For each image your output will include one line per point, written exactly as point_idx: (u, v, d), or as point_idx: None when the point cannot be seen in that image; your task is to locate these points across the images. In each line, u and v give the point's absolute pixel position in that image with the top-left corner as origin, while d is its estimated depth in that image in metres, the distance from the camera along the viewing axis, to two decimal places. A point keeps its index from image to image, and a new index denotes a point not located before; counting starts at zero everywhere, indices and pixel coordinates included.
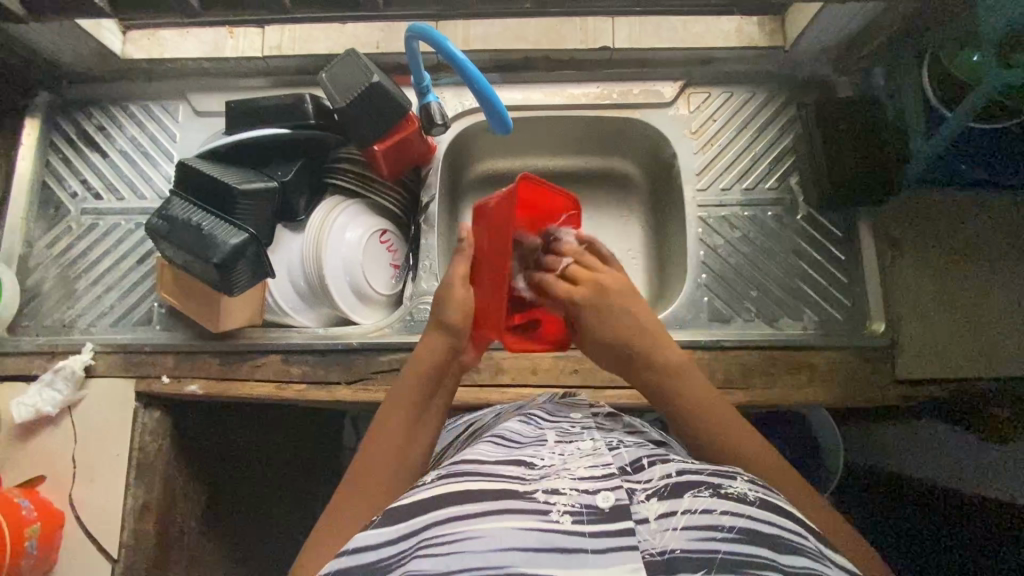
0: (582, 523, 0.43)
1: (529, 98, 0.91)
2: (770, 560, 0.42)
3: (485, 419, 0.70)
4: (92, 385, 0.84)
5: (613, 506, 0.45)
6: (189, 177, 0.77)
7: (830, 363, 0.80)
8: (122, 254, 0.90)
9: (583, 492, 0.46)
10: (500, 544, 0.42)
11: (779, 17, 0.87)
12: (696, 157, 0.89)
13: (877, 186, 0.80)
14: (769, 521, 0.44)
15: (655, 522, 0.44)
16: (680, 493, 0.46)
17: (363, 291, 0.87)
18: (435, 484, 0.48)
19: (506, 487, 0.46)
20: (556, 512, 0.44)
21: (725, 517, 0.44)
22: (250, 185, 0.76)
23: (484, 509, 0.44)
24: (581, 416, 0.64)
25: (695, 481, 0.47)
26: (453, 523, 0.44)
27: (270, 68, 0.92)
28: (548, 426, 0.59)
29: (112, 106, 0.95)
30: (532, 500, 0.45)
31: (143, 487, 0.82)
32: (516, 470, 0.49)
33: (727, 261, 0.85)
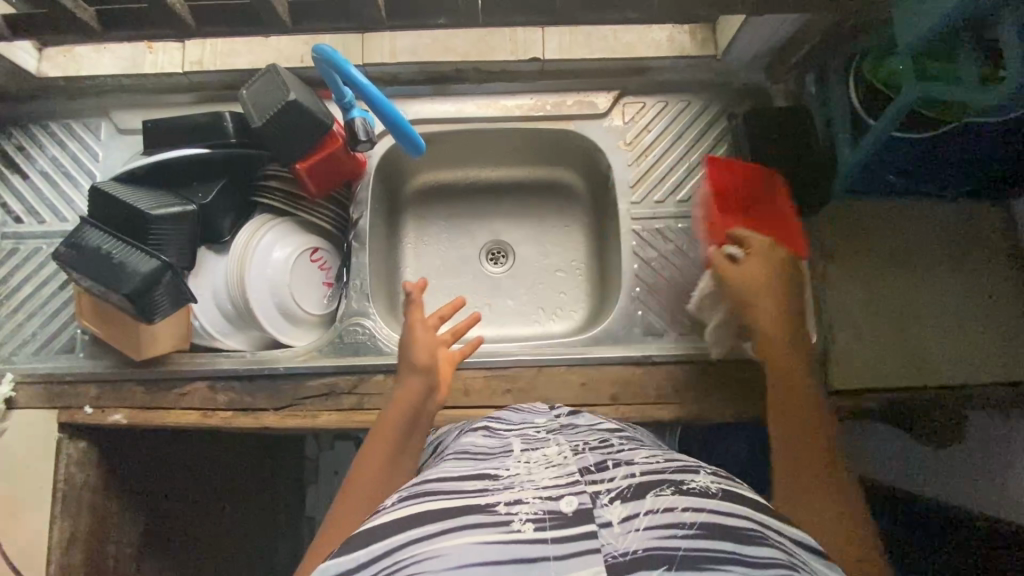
0: (544, 529, 0.42)
1: (461, 111, 0.89)
2: (730, 552, 0.40)
3: (445, 440, 0.69)
4: (15, 416, 0.82)
5: (576, 510, 0.43)
6: (104, 205, 0.74)
7: (764, 375, 0.80)
8: (45, 279, 0.87)
9: (546, 500, 0.44)
10: (458, 562, 0.39)
11: (710, 25, 0.86)
12: (630, 169, 0.87)
13: (802, 196, 0.80)
14: (728, 513, 0.43)
15: (618, 525, 0.42)
16: (641, 493, 0.45)
17: (294, 314, 0.85)
18: (397, 506, 0.45)
19: (470, 501, 0.45)
20: (518, 521, 0.42)
21: (687, 514, 0.43)
22: (165, 210, 0.74)
23: (445, 527, 0.42)
24: (544, 420, 0.67)
25: (657, 479, 0.47)
26: (414, 546, 0.41)
27: (195, 83, 0.89)
28: (514, 438, 0.60)
29: (31, 125, 0.92)
30: (493, 512, 0.43)
31: (70, 519, 0.81)
32: (480, 484, 0.48)
33: (662, 274, 0.84)
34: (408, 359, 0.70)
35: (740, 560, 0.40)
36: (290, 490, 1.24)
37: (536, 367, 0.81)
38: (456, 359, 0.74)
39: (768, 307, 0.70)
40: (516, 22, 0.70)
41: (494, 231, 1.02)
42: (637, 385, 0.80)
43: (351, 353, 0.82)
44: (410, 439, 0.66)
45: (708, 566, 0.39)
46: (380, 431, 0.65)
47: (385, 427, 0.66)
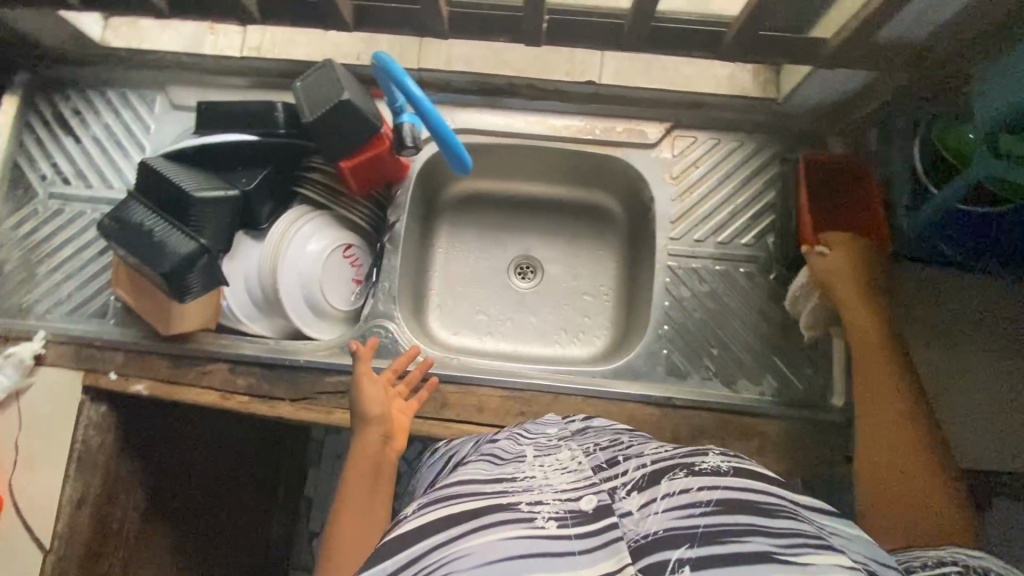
0: (567, 527, 0.43)
1: (509, 125, 0.88)
2: (748, 524, 0.41)
3: (456, 454, 0.68)
4: (43, 373, 0.84)
5: (595, 507, 0.45)
6: (150, 180, 0.75)
7: (784, 432, 0.78)
8: (86, 243, 0.90)
9: (566, 501, 0.46)
10: (486, 558, 0.40)
11: (776, 67, 0.85)
12: (673, 204, 0.86)
13: None
14: (743, 488, 0.44)
15: (637, 512, 0.44)
16: (656, 481, 0.47)
17: (320, 308, 0.86)
18: (419, 514, 0.45)
19: (492, 502, 0.46)
20: (541, 518, 0.43)
21: (702, 493, 0.44)
22: (207, 193, 0.75)
23: (469, 528, 0.43)
24: (556, 426, 0.68)
25: (669, 464, 0.48)
26: (440, 548, 0.41)
27: (251, 68, 0.90)
28: (528, 443, 0.61)
29: (89, 91, 0.94)
30: (515, 510, 0.44)
31: (83, 480, 0.83)
32: (499, 488, 0.49)
33: (692, 315, 0.83)
34: (359, 412, 0.74)
35: (759, 531, 0.40)
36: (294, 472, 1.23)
37: (554, 394, 0.80)
38: (415, 403, 0.78)
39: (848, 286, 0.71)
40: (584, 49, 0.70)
41: (525, 247, 1.02)
42: (653, 425, 0.79)
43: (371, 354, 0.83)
44: (375, 493, 0.68)
45: (726, 539, 0.40)
46: (346, 491, 0.68)
47: (351, 485, 0.68)
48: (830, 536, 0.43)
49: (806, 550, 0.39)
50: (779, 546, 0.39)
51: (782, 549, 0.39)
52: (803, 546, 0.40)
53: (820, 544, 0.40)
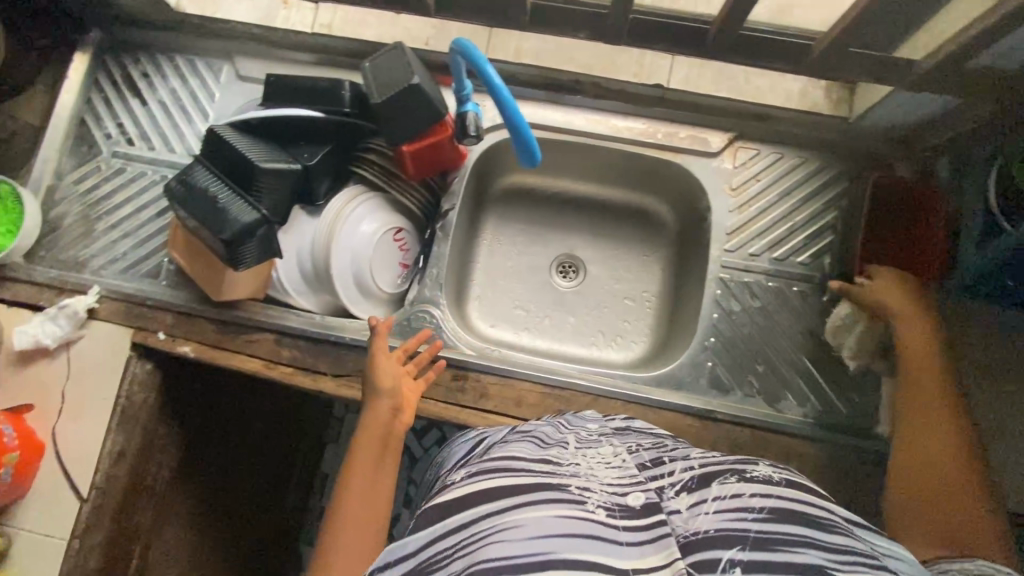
0: (616, 517, 0.42)
1: (569, 122, 0.87)
2: (802, 536, 0.40)
3: (488, 437, 0.64)
4: (94, 326, 0.86)
5: (643, 504, 0.44)
6: (218, 147, 0.77)
7: (826, 457, 0.76)
8: (144, 203, 0.91)
9: (615, 493, 0.45)
10: (538, 532, 0.40)
11: (850, 86, 0.84)
12: (730, 216, 0.85)
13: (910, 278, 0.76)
14: (797, 499, 0.44)
15: (686, 511, 0.44)
16: (706, 483, 0.46)
17: (368, 288, 0.87)
18: (467, 482, 0.45)
19: (540, 479, 0.45)
20: (591, 504, 0.43)
21: (754, 499, 0.43)
22: (273, 164, 0.76)
23: (520, 502, 0.42)
24: (594, 425, 0.64)
25: (719, 469, 0.47)
26: (490, 518, 0.41)
27: (319, 45, 0.91)
28: (569, 434, 0.58)
29: (159, 55, 0.96)
30: (565, 491, 0.44)
31: (123, 434, 0.85)
32: (544, 466, 0.48)
33: (741, 329, 0.82)
34: (371, 386, 0.74)
35: (812, 543, 0.40)
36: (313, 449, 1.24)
37: (593, 396, 0.80)
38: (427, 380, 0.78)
39: (893, 299, 0.70)
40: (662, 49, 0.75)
41: (570, 245, 1.01)
42: (691, 436, 0.78)
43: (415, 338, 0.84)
44: (380, 469, 0.67)
45: (779, 548, 0.39)
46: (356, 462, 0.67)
47: (359, 457, 0.67)
48: (880, 556, 0.43)
49: (860, 569, 0.39)
50: (833, 562, 0.39)
51: (836, 564, 0.39)
52: (855, 564, 0.40)
53: (872, 564, 0.40)
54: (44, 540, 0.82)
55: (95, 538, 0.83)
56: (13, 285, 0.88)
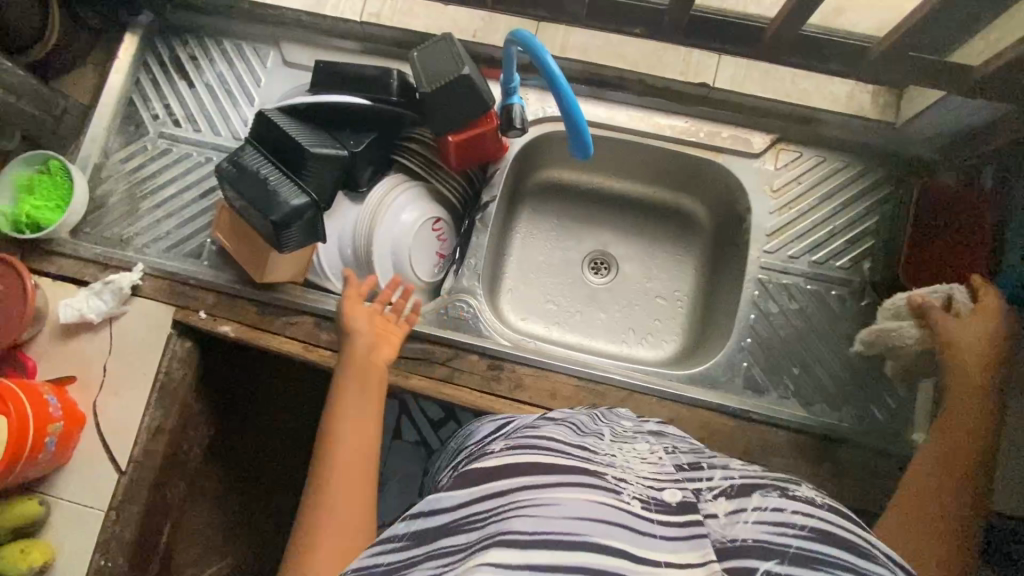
0: (651, 510, 0.40)
1: (612, 118, 0.87)
2: (845, 564, 0.39)
3: (517, 419, 0.59)
4: (137, 303, 0.87)
5: (680, 501, 0.42)
6: (268, 130, 0.78)
7: (861, 461, 0.76)
8: (189, 184, 0.93)
9: (650, 486, 0.43)
10: (573, 512, 0.38)
11: (897, 91, 0.83)
12: (771, 217, 0.85)
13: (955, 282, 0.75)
14: (843, 524, 0.42)
15: (723, 517, 0.42)
16: (747, 491, 0.44)
17: (406, 276, 0.87)
18: (504, 454, 0.43)
19: (578, 462, 0.42)
20: (627, 494, 0.41)
21: (796, 515, 0.41)
22: (321, 150, 0.77)
23: (560, 480, 0.40)
24: (630, 422, 0.61)
25: (760, 481, 0.45)
26: (528, 490, 0.39)
27: (367, 34, 0.92)
28: (603, 425, 0.56)
29: (207, 39, 0.97)
30: (602, 479, 0.41)
31: (161, 410, 0.86)
32: (581, 450, 0.45)
33: (778, 331, 0.82)
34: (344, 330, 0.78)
35: (854, 571, 0.38)
36: None
37: (629, 391, 0.80)
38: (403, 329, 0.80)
39: (967, 332, 0.66)
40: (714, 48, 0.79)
41: (602, 241, 1.02)
42: (726, 435, 0.78)
43: (452, 326, 0.84)
44: (358, 399, 0.69)
45: (817, 568, 0.38)
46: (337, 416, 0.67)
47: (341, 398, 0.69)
48: None
49: None
50: None
51: None
52: None
53: None
54: (81, 510, 0.83)
55: (131, 510, 0.85)
56: (60, 260, 0.89)
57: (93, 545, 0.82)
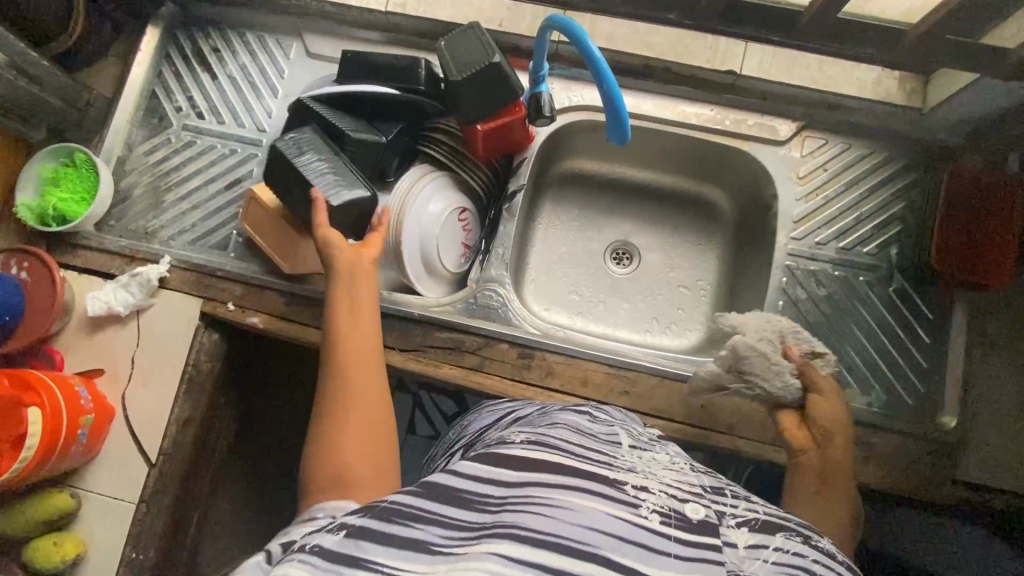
0: (670, 526, 0.39)
1: (638, 107, 0.87)
2: None
3: (533, 414, 0.57)
4: (164, 295, 0.87)
5: (702, 520, 0.41)
6: (309, 118, 0.80)
7: (893, 446, 0.76)
8: (213, 176, 0.93)
9: (673, 498, 0.41)
10: (585, 522, 0.37)
11: (923, 77, 0.84)
12: (797, 203, 0.85)
13: (993, 263, 0.75)
14: None
15: (743, 549, 0.41)
16: (771, 529, 0.43)
17: (433, 265, 0.88)
18: (525, 447, 0.41)
19: (597, 469, 0.41)
20: (646, 508, 0.39)
21: (817, 565, 0.41)
22: (359, 134, 0.80)
23: (577, 484, 0.39)
24: (644, 428, 0.58)
25: (785, 523, 0.44)
26: (548, 488, 0.38)
27: (391, 25, 0.92)
28: (620, 427, 0.53)
29: (228, 31, 0.97)
30: (621, 490, 0.40)
31: (189, 402, 0.86)
32: (600, 454, 0.44)
33: (806, 317, 0.82)
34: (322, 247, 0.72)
35: None
36: None
37: (659, 378, 0.81)
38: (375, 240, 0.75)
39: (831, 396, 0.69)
40: (752, 34, 0.79)
41: (624, 232, 1.01)
42: (756, 421, 0.78)
43: (481, 316, 0.84)
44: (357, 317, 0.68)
45: None
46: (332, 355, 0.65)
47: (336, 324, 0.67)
48: None
49: None
50: None
51: None
52: None
53: None
54: (112, 503, 0.83)
55: (160, 503, 0.84)
56: (85, 253, 0.89)
57: (123, 539, 0.82)
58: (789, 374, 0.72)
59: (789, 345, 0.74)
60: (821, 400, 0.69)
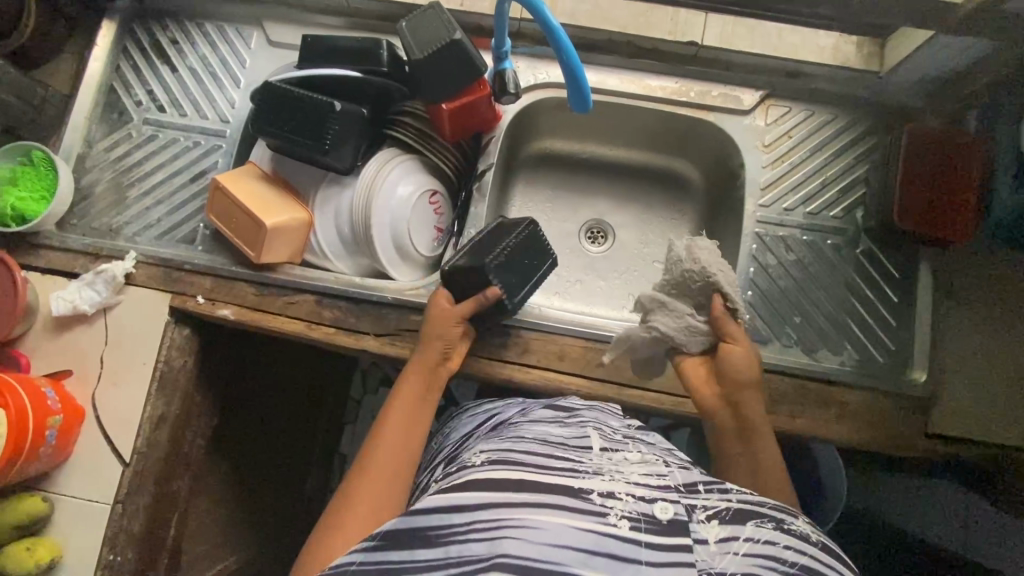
0: (639, 531, 0.43)
1: (603, 82, 0.88)
2: None
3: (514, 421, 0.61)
4: (130, 292, 0.85)
5: (671, 519, 0.45)
6: (280, 100, 0.79)
7: (865, 403, 0.78)
8: (178, 169, 0.91)
9: (639, 500, 0.45)
10: (552, 540, 0.41)
11: (880, 40, 0.85)
12: (764, 171, 0.86)
13: (958, 216, 0.76)
14: (829, 565, 0.46)
15: (714, 544, 0.45)
16: (742, 520, 0.47)
17: (405, 249, 0.87)
18: (488, 467, 0.46)
19: (563, 481, 0.45)
20: (614, 515, 0.43)
21: (787, 552, 0.45)
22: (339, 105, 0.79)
23: (539, 500, 0.43)
24: (622, 424, 0.62)
25: (758, 510, 0.48)
26: (513, 509, 0.42)
27: (352, 10, 0.92)
28: (590, 427, 0.56)
29: (187, 22, 0.95)
30: (589, 501, 0.43)
31: (163, 399, 0.84)
32: (564, 464, 0.48)
33: (777, 283, 0.83)
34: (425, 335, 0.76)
35: None
36: (332, 422, 1.29)
37: None
38: (462, 353, 0.78)
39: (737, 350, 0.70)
40: (710, 5, 0.80)
41: (598, 211, 1.02)
42: None
43: None
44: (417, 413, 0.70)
45: None
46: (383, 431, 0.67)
47: (394, 413, 0.69)
48: None
49: None
50: None
51: None
52: None
53: None
54: (86, 504, 0.81)
55: (136, 503, 0.83)
56: (48, 253, 0.87)
57: (100, 540, 0.80)
58: (695, 319, 0.73)
59: (714, 295, 0.72)
60: (732, 349, 0.70)
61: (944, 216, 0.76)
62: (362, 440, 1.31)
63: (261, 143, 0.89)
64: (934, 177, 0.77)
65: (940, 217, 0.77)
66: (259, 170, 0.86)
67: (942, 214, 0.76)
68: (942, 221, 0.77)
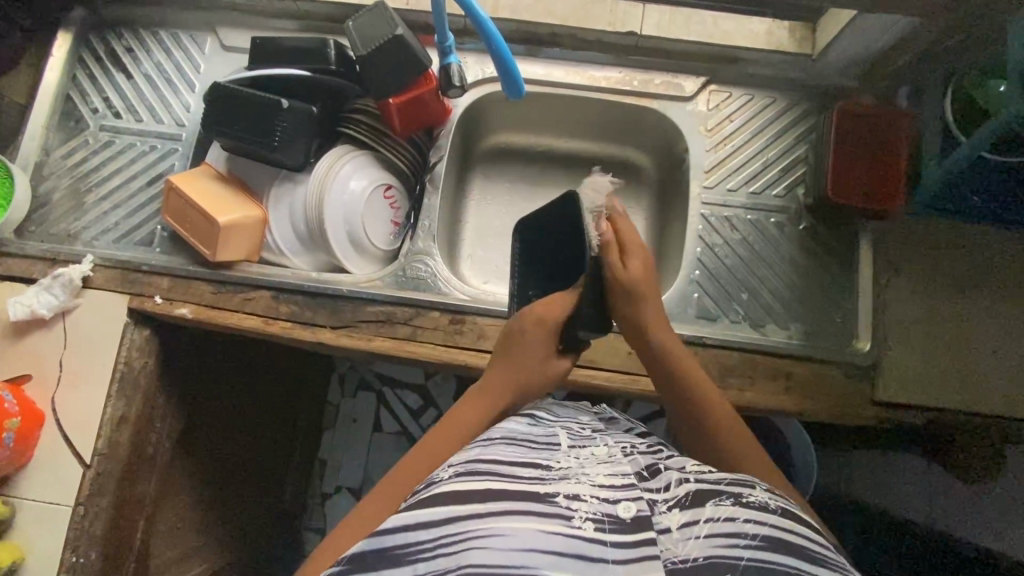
0: (604, 532, 0.44)
1: (549, 74, 0.91)
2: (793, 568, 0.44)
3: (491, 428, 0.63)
4: (89, 296, 0.86)
5: (635, 517, 0.45)
6: (229, 100, 0.81)
7: (812, 373, 0.79)
8: (135, 173, 0.93)
9: (603, 501, 0.46)
10: (518, 547, 0.42)
11: (812, 24, 0.88)
12: (707, 154, 0.88)
13: (891, 188, 0.79)
14: (790, 530, 0.46)
15: (677, 531, 0.46)
16: (702, 502, 0.47)
17: (361, 242, 0.89)
18: (454, 480, 0.47)
19: (529, 490, 0.46)
20: (579, 518, 0.44)
21: (748, 525, 0.46)
22: (283, 101, 0.81)
23: (505, 509, 0.44)
24: (588, 419, 0.64)
25: (715, 489, 0.49)
26: (478, 520, 0.44)
27: (303, 12, 0.94)
28: (559, 427, 0.58)
29: (142, 30, 0.97)
30: (555, 504, 0.45)
31: (123, 400, 0.84)
32: (532, 471, 0.49)
33: (723, 261, 0.85)
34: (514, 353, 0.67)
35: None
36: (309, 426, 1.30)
37: None
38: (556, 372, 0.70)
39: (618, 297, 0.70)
40: None
41: None
42: None
43: (411, 287, 0.86)
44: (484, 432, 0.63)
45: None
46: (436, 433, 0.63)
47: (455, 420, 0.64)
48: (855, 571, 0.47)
49: None
50: None
51: None
52: None
53: None
54: (48, 508, 0.81)
55: (96, 506, 0.83)
56: (6, 260, 0.88)
57: (62, 544, 0.80)
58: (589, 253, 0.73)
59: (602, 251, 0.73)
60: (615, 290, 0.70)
61: (884, 192, 0.79)
62: (339, 441, 1.32)
63: (215, 145, 0.90)
64: (871, 153, 0.80)
65: (875, 189, 0.79)
66: (213, 171, 0.88)
67: (879, 185, 0.79)
68: (880, 194, 0.79)
